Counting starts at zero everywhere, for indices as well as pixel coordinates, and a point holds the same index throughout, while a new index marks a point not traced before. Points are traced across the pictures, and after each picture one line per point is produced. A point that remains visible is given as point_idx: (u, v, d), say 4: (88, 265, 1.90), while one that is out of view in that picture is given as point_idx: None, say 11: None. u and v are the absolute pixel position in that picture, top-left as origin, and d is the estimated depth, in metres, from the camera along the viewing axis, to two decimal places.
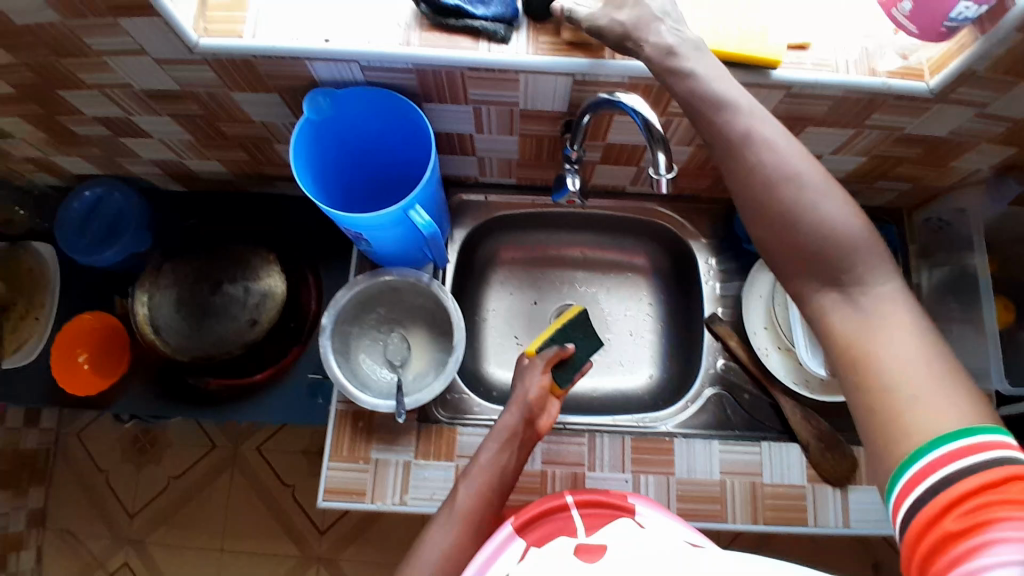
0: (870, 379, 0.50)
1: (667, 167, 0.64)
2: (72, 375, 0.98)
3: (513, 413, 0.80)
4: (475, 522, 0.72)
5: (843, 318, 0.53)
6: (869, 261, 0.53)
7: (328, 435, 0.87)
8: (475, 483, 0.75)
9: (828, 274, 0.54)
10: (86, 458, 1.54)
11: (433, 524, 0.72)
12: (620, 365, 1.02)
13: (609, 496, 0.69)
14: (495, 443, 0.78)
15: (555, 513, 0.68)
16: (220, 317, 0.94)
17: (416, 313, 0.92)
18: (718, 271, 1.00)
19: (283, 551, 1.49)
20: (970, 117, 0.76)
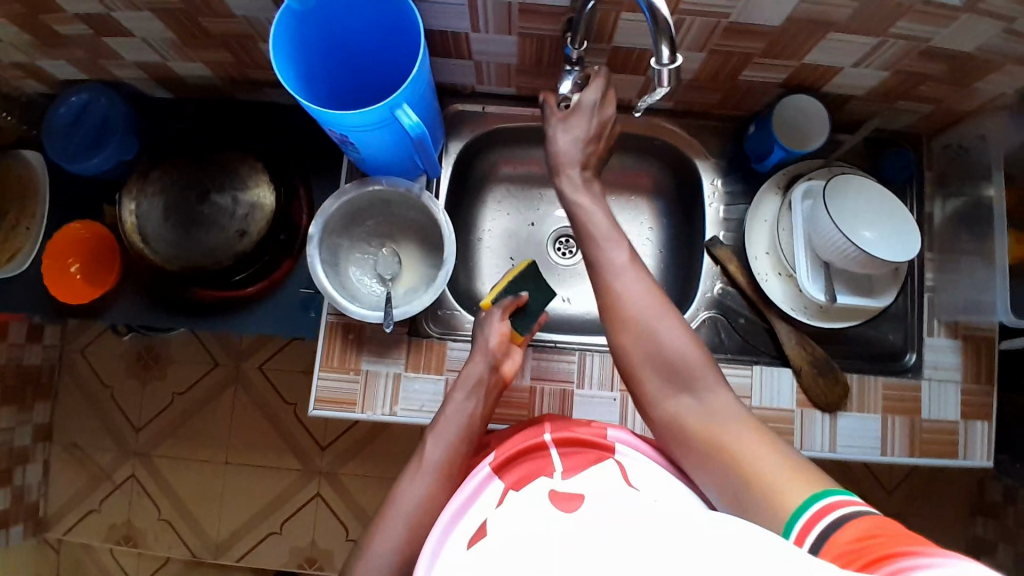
0: (708, 451, 0.66)
1: (670, 58, 0.61)
2: (63, 283, 0.97)
3: (480, 350, 0.82)
4: (445, 473, 0.74)
5: (690, 412, 0.70)
6: (706, 379, 0.71)
7: (319, 346, 0.87)
8: (446, 433, 0.76)
9: (681, 382, 0.71)
10: (90, 374, 1.57)
11: (405, 479, 0.74)
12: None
13: (586, 434, 0.72)
14: (466, 391, 0.79)
15: (533, 454, 0.71)
16: (209, 226, 0.93)
17: (407, 227, 0.89)
18: (723, 193, 0.96)
19: (284, 465, 1.54)
20: (999, 29, 0.71)
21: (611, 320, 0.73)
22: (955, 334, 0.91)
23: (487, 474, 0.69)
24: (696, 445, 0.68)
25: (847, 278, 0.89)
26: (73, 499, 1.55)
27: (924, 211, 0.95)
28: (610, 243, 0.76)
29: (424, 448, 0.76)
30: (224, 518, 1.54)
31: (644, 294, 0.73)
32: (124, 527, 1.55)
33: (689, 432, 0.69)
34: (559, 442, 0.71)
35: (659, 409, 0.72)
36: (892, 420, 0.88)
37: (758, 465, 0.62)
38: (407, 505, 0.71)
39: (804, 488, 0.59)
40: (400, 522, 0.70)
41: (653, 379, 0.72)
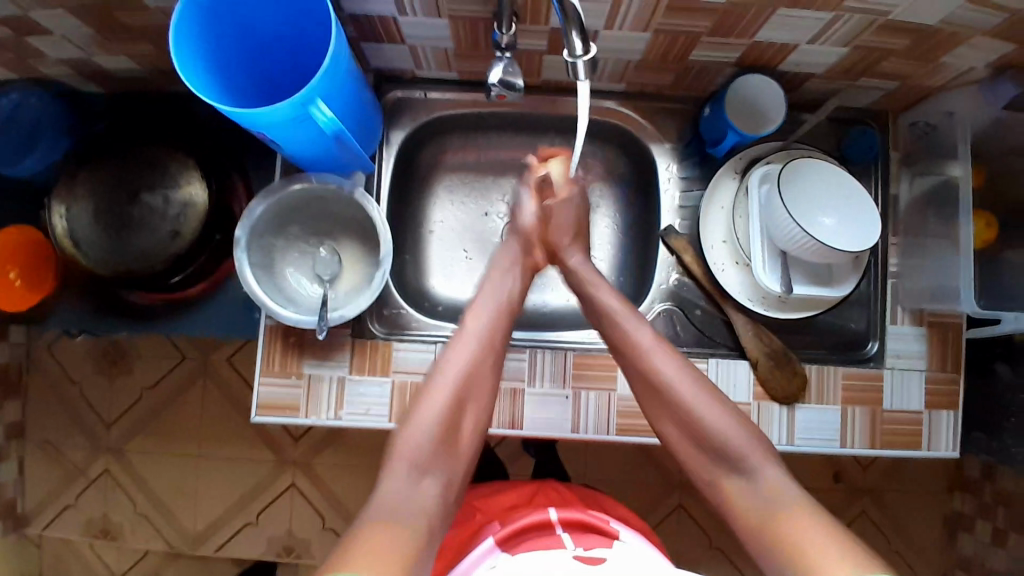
0: (764, 536, 0.65)
1: (584, 49, 0.58)
2: (2, 291, 0.93)
3: (511, 250, 0.86)
4: (463, 392, 0.74)
5: (747, 493, 0.69)
6: (757, 454, 0.71)
7: (258, 351, 0.84)
8: (471, 334, 0.78)
9: (727, 461, 0.72)
10: (59, 372, 1.54)
11: (421, 402, 0.73)
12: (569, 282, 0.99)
13: (592, 518, 0.73)
14: (488, 298, 0.82)
15: (538, 529, 0.72)
16: (140, 229, 0.89)
17: (346, 224, 0.86)
18: (680, 179, 0.92)
19: (259, 456, 1.53)
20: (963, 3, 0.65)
21: (641, 388, 0.78)
22: (920, 322, 0.89)
23: (490, 545, 0.70)
24: (752, 528, 0.66)
25: (803, 267, 0.84)
26: (48, 497, 1.53)
27: (890, 193, 0.91)
28: (615, 306, 0.82)
29: (440, 366, 0.76)
30: (201, 510, 1.53)
31: (681, 377, 0.76)
32: (101, 521, 1.53)
33: (748, 516, 0.67)
34: (566, 522, 0.73)
35: (715, 492, 0.72)
36: (852, 411, 0.86)
37: (808, 545, 0.60)
38: (427, 416, 0.71)
39: (850, 565, 0.57)
40: (420, 433, 0.70)
41: (686, 444, 0.75)
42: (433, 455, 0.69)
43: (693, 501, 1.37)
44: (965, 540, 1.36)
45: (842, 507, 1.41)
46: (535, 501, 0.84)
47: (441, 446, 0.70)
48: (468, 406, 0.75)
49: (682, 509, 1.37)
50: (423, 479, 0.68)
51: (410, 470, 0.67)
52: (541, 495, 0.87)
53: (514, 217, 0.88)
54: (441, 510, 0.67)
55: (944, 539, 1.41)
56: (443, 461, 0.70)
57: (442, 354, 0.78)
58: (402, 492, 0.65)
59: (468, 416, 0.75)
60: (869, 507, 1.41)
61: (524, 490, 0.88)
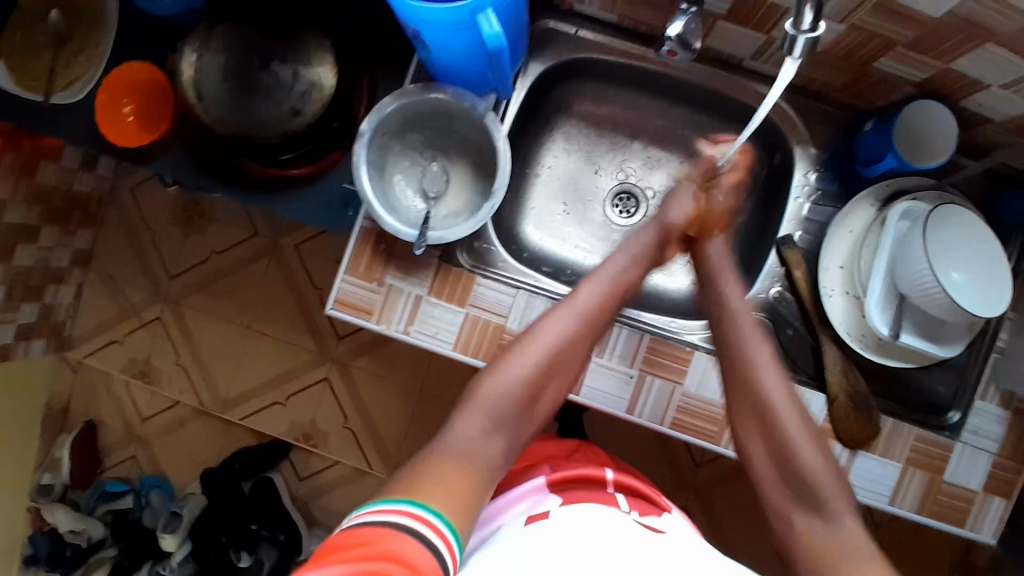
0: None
1: (811, 25, 0.56)
2: (115, 123, 0.93)
3: (647, 235, 0.83)
4: (565, 355, 0.73)
5: (820, 534, 0.64)
6: (841, 501, 0.65)
7: (348, 247, 0.85)
8: (580, 306, 0.75)
9: (812, 503, 0.66)
10: (137, 214, 1.60)
11: (512, 352, 0.71)
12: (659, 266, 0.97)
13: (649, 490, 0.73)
14: (609, 272, 0.79)
15: (591, 483, 0.71)
16: (265, 97, 0.89)
17: (462, 146, 0.85)
18: (814, 190, 0.87)
19: (302, 343, 1.58)
20: None
21: (745, 418, 0.72)
22: (1007, 405, 0.84)
23: (540, 484, 0.70)
24: (813, 563, 0.63)
25: (914, 316, 0.80)
26: (100, 327, 1.62)
27: (1023, 267, 0.85)
28: (739, 306, 0.78)
29: (545, 320, 0.74)
30: (236, 377, 1.60)
31: (778, 381, 0.73)
32: (142, 363, 1.62)
33: (812, 552, 0.63)
34: (619, 484, 0.73)
35: (780, 522, 0.67)
36: (911, 472, 0.83)
37: None
38: (516, 373, 0.69)
39: None
40: (503, 388, 0.68)
41: (769, 462, 0.70)
42: (513, 411, 0.68)
43: (698, 507, 1.37)
44: None
45: None
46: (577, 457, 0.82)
47: (521, 405, 0.69)
48: (557, 372, 0.73)
49: (685, 512, 1.37)
50: (497, 430, 0.66)
51: (484, 422, 0.66)
52: (581, 451, 0.85)
53: (664, 212, 0.85)
54: (503, 466, 0.66)
55: None
56: (519, 422, 0.69)
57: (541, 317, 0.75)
58: (470, 437, 0.64)
59: (554, 382, 0.73)
60: None
61: (567, 443, 0.86)
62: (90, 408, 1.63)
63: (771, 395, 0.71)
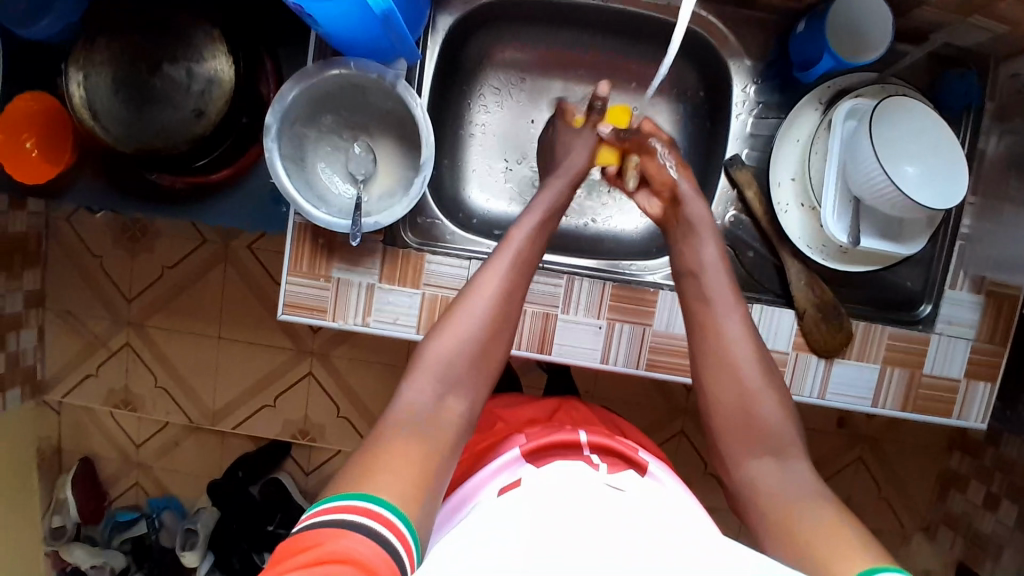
0: (775, 514, 0.63)
1: None
2: (17, 160, 0.86)
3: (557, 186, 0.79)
4: (509, 307, 0.72)
5: (770, 477, 0.66)
6: (793, 446, 0.67)
7: (286, 248, 0.81)
8: (512, 249, 0.73)
9: (764, 444, 0.68)
10: (79, 243, 1.52)
11: (450, 317, 0.70)
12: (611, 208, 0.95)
13: (621, 445, 0.72)
14: (532, 216, 0.76)
15: (564, 448, 0.71)
16: (163, 104, 0.82)
17: (383, 119, 0.79)
18: (755, 104, 0.83)
19: (278, 343, 1.55)
20: None
21: (701, 362, 0.72)
22: (979, 289, 0.83)
23: (514, 457, 0.70)
24: (762, 507, 0.64)
25: (874, 218, 0.78)
26: (71, 365, 1.56)
27: (978, 146, 0.83)
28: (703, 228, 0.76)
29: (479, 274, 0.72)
30: (219, 389, 1.57)
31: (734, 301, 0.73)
32: (122, 392, 1.58)
33: (763, 502, 0.64)
34: (595, 446, 0.72)
35: (735, 466, 0.68)
36: (889, 371, 0.83)
37: (821, 533, 0.58)
38: (460, 329, 0.69)
39: (868, 558, 0.54)
40: (449, 345, 0.68)
41: (722, 416, 0.70)
42: (466, 369, 0.68)
43: (695, 431, 1.39)
44: (956, 497, 1.38)
45: (842, 452, 1.43)
46: (557, 416, 0.84)
47: (471, 364, 0.68)
48: (506, 323, 0.72)
49: (684, 436, 1.39)
50: (452, 393, 0.67)
51: (436, 383, 0.66)
52: (563, 409, 0.86)
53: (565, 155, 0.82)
54: (468, 422, 0.67)
55: (934, 494, 1.43)
56: (474, 377, 0.68)
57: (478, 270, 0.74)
58: (422, 401, 0.65)
59: (504, 335, 0.72)
60: (866, 455, 1.43)
61: (547, 403, 0.88)
62: (80, 446, 1.60)
63: (728, 330, 0.71)
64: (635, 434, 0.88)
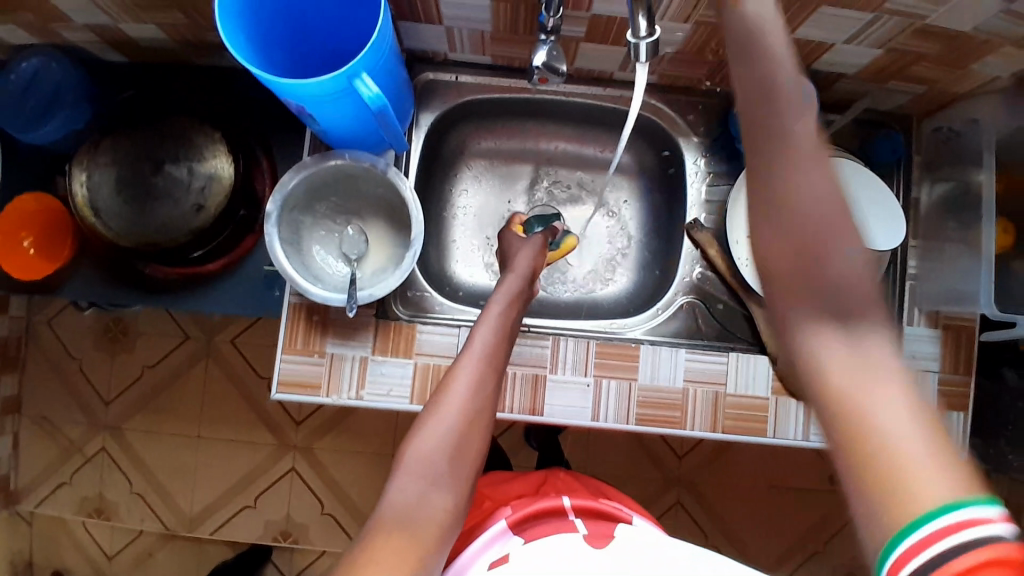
0: None
1: (648, 31, 0.62)
2: (14, 258, 0.90)
3: (516, 279, 0.82)
4: (479, 410, 0.70)
5: None
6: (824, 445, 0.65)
7: (281, 328, 0.84)
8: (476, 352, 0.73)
9: None
10: (58, 347, 1.51)
11: (426, 422, 0.68)
12: (603, 274, 0.99)
13: (603, 505, 0.77)
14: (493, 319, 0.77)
15: (551, 515, 0.75)
16: (162, 199, 0.88)
17: (373, 203, 0.86)
18: (707, 173, 0.93)
19: (261, 437, 1.52)
20: (996, 12, 0.68)
21: None
22: (936, 323, 0.89)
23: (503, 528, 0.73)
24: None
25: None
26: (43, 474, 1.50)
27: (911, 196, 0.93)
28: None
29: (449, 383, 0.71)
30: (201, 488, 1.51)
31: None
32: (96, 500, 1.50)
33: None
34: (579, 508, 0.76)
35: None
36: None
37: None
38: (437, 431, 0.67)
39: None
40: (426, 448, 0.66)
41: None
42: (444, 470, 0.65)
43: (690, 496, 1.38)
44: None
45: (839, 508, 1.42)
46: (543, 489, 0.86)
47: (451, 459, 0.66)
48: (479, 424, 0.70)
49: (681, 506, 1.38)
50: (437, 491, 0.64)
51: (421, 480, 0.64)
52: (548, 483, 0.88)
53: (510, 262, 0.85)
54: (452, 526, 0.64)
55: None
56: (453, 479, 0.66)
57: (447, 373, 0.73)
58: (408, 498, 0.63)
59: (478, 433, 0.69)
60: None
61: (532, 480, 0.89)
62: (51, 557, 1.51)
63: None
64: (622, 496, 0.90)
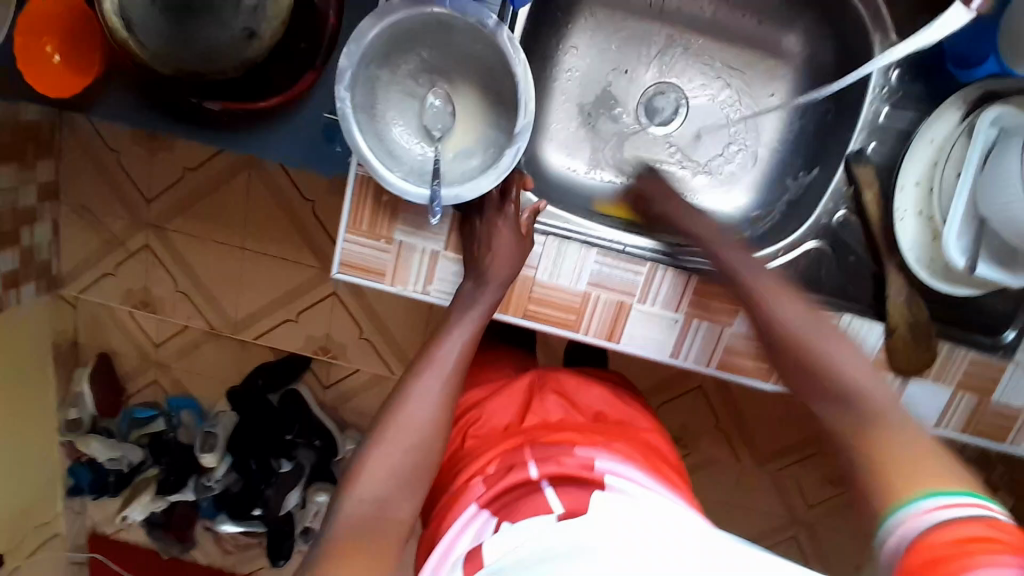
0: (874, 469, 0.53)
1: None
2: (40, 69, 0.75)
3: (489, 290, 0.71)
4: (431, 434, 0.66)
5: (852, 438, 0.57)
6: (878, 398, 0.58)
7: (345, 203, 0.73)
8: (437, 368, 0.68)
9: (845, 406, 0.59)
10: (93, 135, 1.41)
11: (373, 446, 0.65)
12: (725, 182, 0.85)
13: (575, 466, 0.65)
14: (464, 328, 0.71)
15: (521, 487, 0.66)
16: (204, 17, 0.69)
17: (466, 66, 0.68)
18: (890, 92, 0.76)
19: (302, 259, 1.46)
20: None
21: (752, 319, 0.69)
22: None
23: (474, 511, 0.66)
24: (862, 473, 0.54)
25: (994, 238, 0.70)
26: (87, 262, 1.49)
27: None
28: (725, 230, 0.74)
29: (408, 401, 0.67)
30: (243, 298, 1.50)
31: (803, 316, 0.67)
32: (142, 293, 1.52)
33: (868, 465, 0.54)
34: (548, 476, 0.65)
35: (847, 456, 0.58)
36: (960, 396, 0.79)
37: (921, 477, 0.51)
38: (387, 460, 0.64)
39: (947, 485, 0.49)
40: (379, 476, 0.63)
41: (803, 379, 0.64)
42: (397, 493, 0.63)
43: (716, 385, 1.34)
44: None
45: None
46: (532, 407, 0.78)
47: (405, 485, 0.64)
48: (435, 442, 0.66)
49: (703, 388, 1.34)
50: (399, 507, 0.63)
51: (374, 499, 0.62)
52: (537, 396, 0.80)
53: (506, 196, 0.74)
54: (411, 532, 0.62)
55: None
56: (409, 495, 0.64)
57: (406, 381, 0.68)
58: (363, 513, 0.61)
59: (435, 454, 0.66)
60: None
61: (521, 388, 0.82)
62: (100, 339, 1.57)
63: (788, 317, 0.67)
64: (632, 412, 0.82)
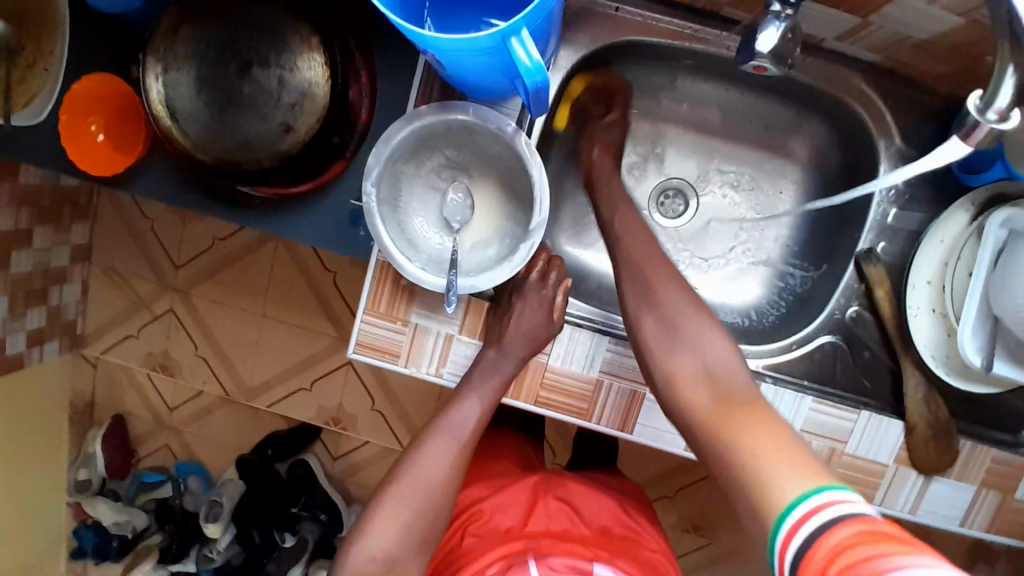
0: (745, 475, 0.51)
1: None
2: (84, 148, 0.79)
3: (504, 362, 0.74)
4: (437, 499, 0.69)
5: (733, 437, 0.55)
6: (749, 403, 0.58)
7: (365, 286, 0.75)
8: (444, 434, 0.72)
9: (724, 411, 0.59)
10: (131, 203, 1.47)
11: (378, 507, 0.68)
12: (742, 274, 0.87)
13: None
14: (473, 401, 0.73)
15: None
16: (247, 110, 0.77)
17: (489, 164, 0.72)
18: (897, 195, 0.78)
19: (320, 329, 1.48)
20: None
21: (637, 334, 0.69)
22: None
23: None
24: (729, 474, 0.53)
25: (1009, 336, 0.69)
26: (111, 323, 1.52)
27: None
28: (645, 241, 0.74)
29: (418, 459, 0.70)
30: (258, 365, 1.50)
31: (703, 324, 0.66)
32: (161, 356, 1.52)
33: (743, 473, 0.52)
34: None
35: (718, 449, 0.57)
36: (982, 494, 0.76)
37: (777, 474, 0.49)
38: (391, 519, 0.67)
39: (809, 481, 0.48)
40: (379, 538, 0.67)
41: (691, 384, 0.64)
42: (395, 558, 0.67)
43: None
44: None
45: None
46: (536, 504, 0.79)
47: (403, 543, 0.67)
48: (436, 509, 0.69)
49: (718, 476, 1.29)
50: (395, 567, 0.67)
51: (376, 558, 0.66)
52: (543, 492, 0.80)
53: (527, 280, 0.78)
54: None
55: None
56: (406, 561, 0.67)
57: (416, 441, 0.73)
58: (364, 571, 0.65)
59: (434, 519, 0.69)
60: None
61: (528, 481, 0.82)
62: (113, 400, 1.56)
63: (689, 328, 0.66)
64: (636, 522, 0.82)
